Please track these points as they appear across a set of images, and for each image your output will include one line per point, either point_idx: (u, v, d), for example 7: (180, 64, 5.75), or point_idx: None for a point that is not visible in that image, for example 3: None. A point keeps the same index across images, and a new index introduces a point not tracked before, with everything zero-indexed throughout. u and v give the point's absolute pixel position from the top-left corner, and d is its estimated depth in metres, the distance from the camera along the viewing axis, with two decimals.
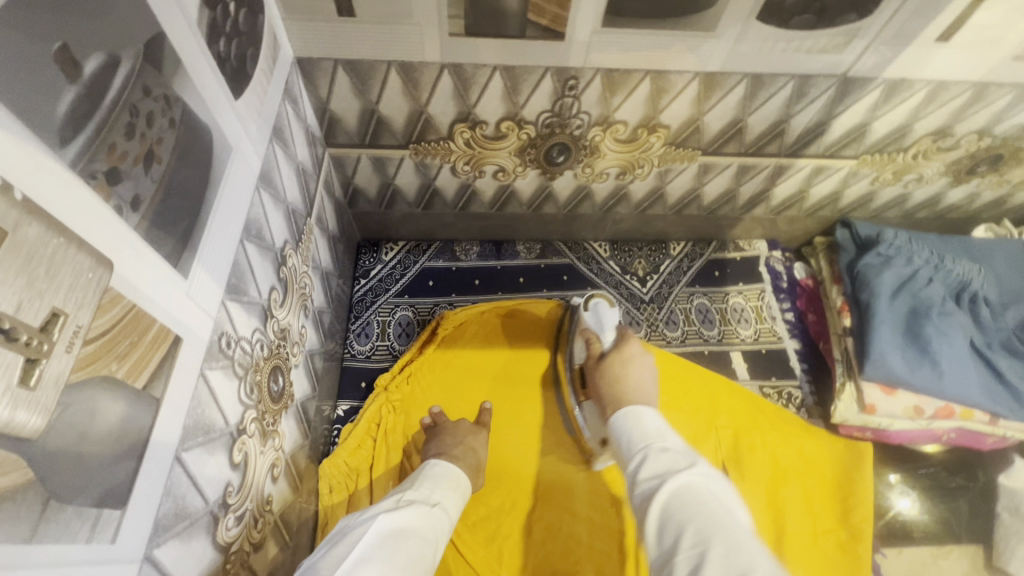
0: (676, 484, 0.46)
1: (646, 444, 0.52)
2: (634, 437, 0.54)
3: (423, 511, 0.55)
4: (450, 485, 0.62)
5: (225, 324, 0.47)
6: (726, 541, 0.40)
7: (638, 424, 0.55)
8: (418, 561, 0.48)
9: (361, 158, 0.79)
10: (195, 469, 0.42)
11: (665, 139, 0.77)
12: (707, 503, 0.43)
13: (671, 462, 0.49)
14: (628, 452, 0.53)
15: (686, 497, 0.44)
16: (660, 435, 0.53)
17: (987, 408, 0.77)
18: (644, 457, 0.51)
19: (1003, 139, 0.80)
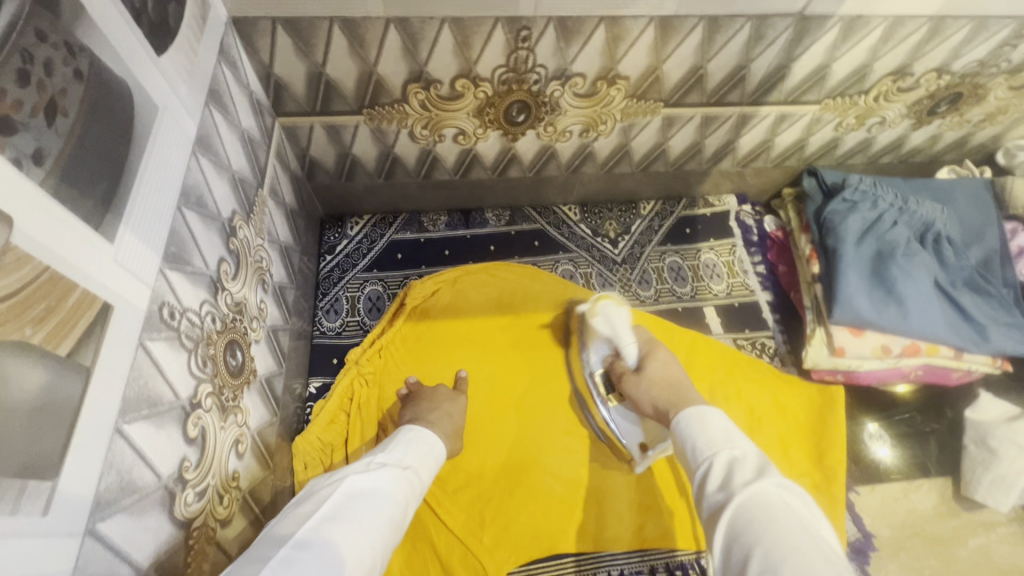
0: (745, 494, 0.46)
1: (712, 451, 0.53)
2: (699, 442, 0.55)
3: (396, 476, 0.54)
4: (422, 450, 0.61)
5: (166, 294, 0.44)
6: (795, 564, 0.39)
7: (703, 427, 0.56)
8: (381, 522, 0.48)
9: (313, 128, 0.76)
10: (142, 442, 0.40)
11: (626, 91, 0.76)
12: (779, 516, 0.43)
13: (737, 471, 0.49)
14: (694, 457, 0.55)
15: (754, 511, 0.44)
16: (726, 440, 0.54)
17: (952, 343, 0.79)
18: (709, 465, 0.52)
19: (961, 76, 0.80)
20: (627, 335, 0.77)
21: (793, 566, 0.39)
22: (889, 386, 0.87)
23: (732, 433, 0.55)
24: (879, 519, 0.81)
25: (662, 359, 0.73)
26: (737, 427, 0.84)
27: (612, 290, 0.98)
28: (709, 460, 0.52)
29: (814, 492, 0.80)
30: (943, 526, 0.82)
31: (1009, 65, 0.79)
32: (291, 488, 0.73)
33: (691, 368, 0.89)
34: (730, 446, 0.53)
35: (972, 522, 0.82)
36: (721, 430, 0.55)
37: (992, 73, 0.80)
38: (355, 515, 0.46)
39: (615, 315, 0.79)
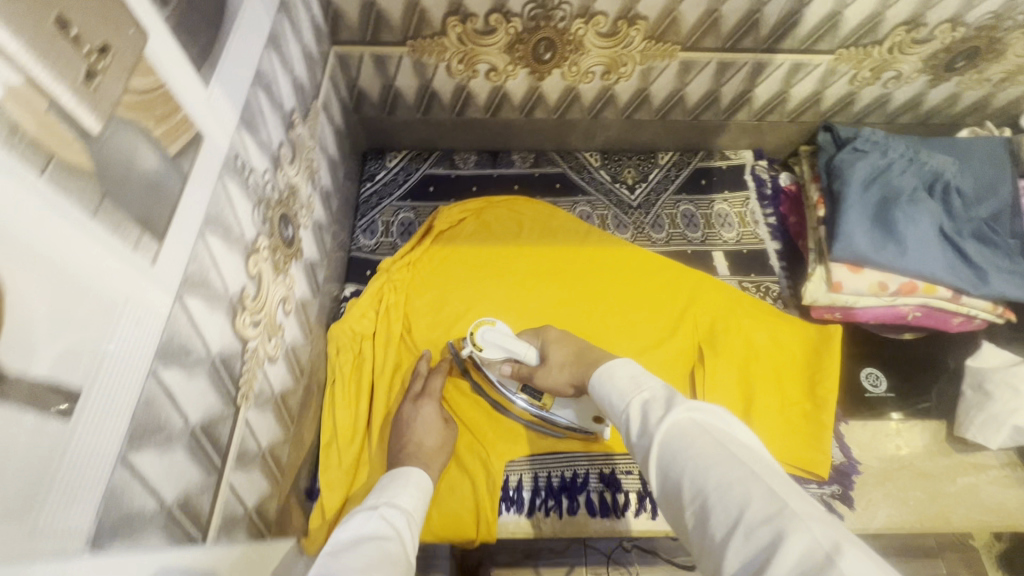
0: (661, 435, 0.48)
1: (625, 403, 0.55)
2: (614, 398, 0.57)
3: (374, 517, 0.55)
4: (395, 490, 0.62)
5: (240, 149, 0.55)
6: (717, 487, 0.42)
7: (613, 384, 0.58)
8: (376, 558, 0.48)
9: (363, 57, 0.87)
10: (216, 254, 0.51)
11: (645, 32, 0.83)
12: (697, 437, 0.47)
13: (651, 411, 0.51)
14: (614, 413, 0.56)
15: (672, 448, 0.47)
16: (632, 387, 0.56)
17: (949, 283, 0.82)
18: (628, 415, 0.54)
19: (976, 29, 0.83)
20: (518, 342, 0.79)
21: (718, 479, 0.43)
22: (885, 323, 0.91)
23: (639, 376, 0.57)
24: (867, 452, 0.85)
25: (556, 336, 0.78)
26: (732, 356, 0.90)
27: (626, 231, 1.04)
28: (626, 410, 0.54)
29: (802, 419, 0.85)
30: (933, 463, 0.85)
31: None
32: (325, 365, 0.84)
33: (693, 303, 0.95)
34: (640, 391, 0.55)
35: (962, 462, 0.85)
36: (628, 378, 0.57)
37: (1008, 26, 0.82)
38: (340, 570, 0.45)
39: (495, 335, 0.80)
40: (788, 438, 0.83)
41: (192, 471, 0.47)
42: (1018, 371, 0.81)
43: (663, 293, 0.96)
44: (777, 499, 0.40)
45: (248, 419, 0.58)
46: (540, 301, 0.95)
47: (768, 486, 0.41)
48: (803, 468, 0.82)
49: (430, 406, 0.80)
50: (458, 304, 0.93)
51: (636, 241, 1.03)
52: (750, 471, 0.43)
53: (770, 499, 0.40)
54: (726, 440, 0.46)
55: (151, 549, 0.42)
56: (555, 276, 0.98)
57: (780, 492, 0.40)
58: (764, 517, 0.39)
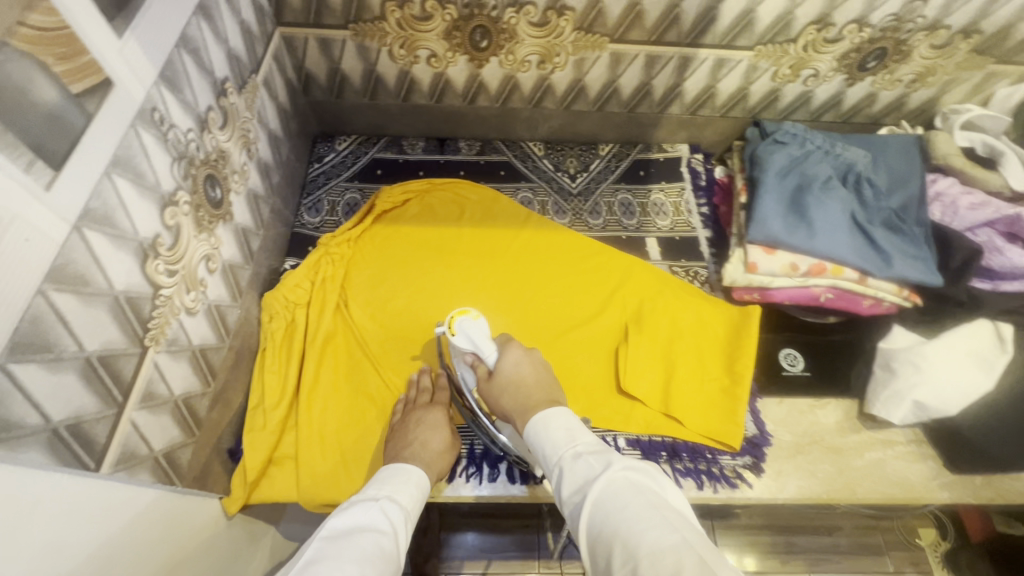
0: (595, 495, 0.54)
1: (558, 456, 0.60)
2: (547, 448, 0.62)
3: (374, 510, 0.60)
4: (402, 480, 0.67)
5: (158, 103, 0.58)
6: (646, 550, 0.46)
7: (547, 434, 0.63)
8: (370, 551, 0.54)
9: (309, 39, 0.91)
10: (125, 196, 0.53)
11: (574, 23, 0.88)
12: (629, 502, 0.51)
13: (586, 469, 0.57)
14: (547, 463, 0.61)
15: (605, 508, 0.52)
16: (567, 441, 0.61)
17: (855, 265, 0.86)
18: (561, 471, 0.59)
19: (881, 30, 0.89)
20: (485, 342, 0.76)
21: (649, 547, 0.47)
22: (801, 308, 0.95)
23: (574, 430, 0.62)
24: (781, 427, 0.89)
25: (517, 356, 0.74)
26: (657, 335, 0.93)
27: (565, 217, 1.08)
28: (559, 463, 0.60)
29: (720, 394, 0.88)
30: (843, 439, 0.88)
31: (925, 21, 0.87)
32: (258, 333, 0.86)
33: (623, 284, 0.99)
34: (573, 445, 0.60)
35: (871, 438, 0.88)
36: (562, 430, 0.62)
37: (910, 28, 0.89)
38: (334, 558, 0.52)
39: (472, 328, 0.76)
40: (704, 411, 0.87)
41: (84, 397, 0.49)
42: (924, 349, 0.84)
43: (596, 275, 1.00)
44: (704, 565, 0.43)
45: (157, 363, 0.60)
46: (480, 279, 0.99)
47: (694, 551, 0.45)
48: (716, 440, 0.85)
49: (438, 413, 0.79)
50: (398, 283, 0.96)
51: (574, 226, 1.07)
52: (679, 537, 0.47)
53: (698, 563, 0.44)
54: (659, 505, 0.51)
55: (32, 463, 0.43)
56: (494, 256, 1.01)
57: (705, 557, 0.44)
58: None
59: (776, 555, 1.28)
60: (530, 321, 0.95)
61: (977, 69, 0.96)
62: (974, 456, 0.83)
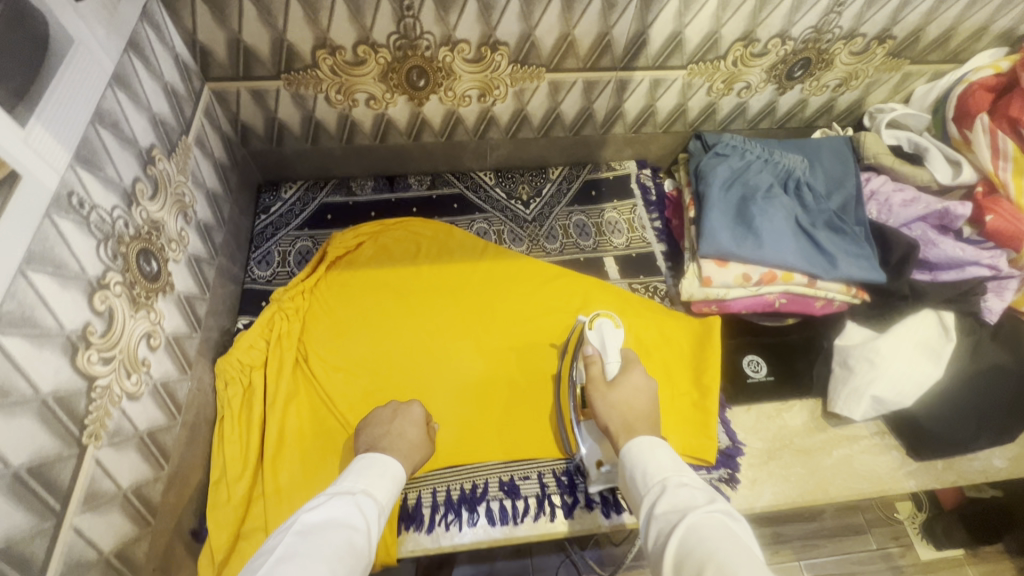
0: (693, 518, 0.54)
1: (662, 476, 0.61)
2: (649, 466, 0.63)
3: (350, 505, 0.59)
4: (376, 471, 0.67)
5: (76, 186, 0.55)
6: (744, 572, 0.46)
7: (653, 455, 0.64)
8: (342, 546, 0.53)
9: (240, 92, 0.88)
10: (46, 291, 0.50)
11: (509, 57, 0.88)
12: (725, 535, 0.51)
13: (690, 496, 0.57)
14: (643, 482, 0.62)
15: (702, 531, 0.52)
16: (673, 469, 0.62)
17: (804, 270, 0.89)
18: (662, 491, 0.59)
19: (803, 42, 0.92)
20: (613, 352, 0.83)
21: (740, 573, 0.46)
22: (762, 316, 0.97)
23: (679, 463, 0.64)
24: (751, 435, 0.90)
25: (636, 382, 0.76)
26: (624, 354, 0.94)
27: (522, 244, 1.08)
28: (660, 484, 0.60)
29: (691, 408, 0.89)
30: (811, 439, 0.90)
31: (843, 31, 0.91)
32: (213, 402, 0.83)
33: (584, 305, 0.99)
34: (678, 475, 0.61)
35: (837, 435, 0.91)
36: (669, 459, 0.64)
37: (830, 38, 0.92)
38: (307, 553, 0.51)
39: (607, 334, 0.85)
40: (679, 428, 0.87)
41: (15, 515, 0.46)
42: (874, 344, 0.87)
43: (556, 299, 1.00)
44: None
45: (99, 460, 0.56)
46: (441, 315, 0.98)
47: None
48: (693, 456, 0.85)
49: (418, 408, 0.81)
50: (359, 329, 0.94)
51: (532, 253, 1.07)
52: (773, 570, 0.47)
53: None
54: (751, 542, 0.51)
55: None
56: (454, 291, 1.01)
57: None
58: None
59: (766, 547, 1.30)
60: (492, 355, 0.94)
61: (896, 70, 1.01)
62: (933, 439, 0.86)
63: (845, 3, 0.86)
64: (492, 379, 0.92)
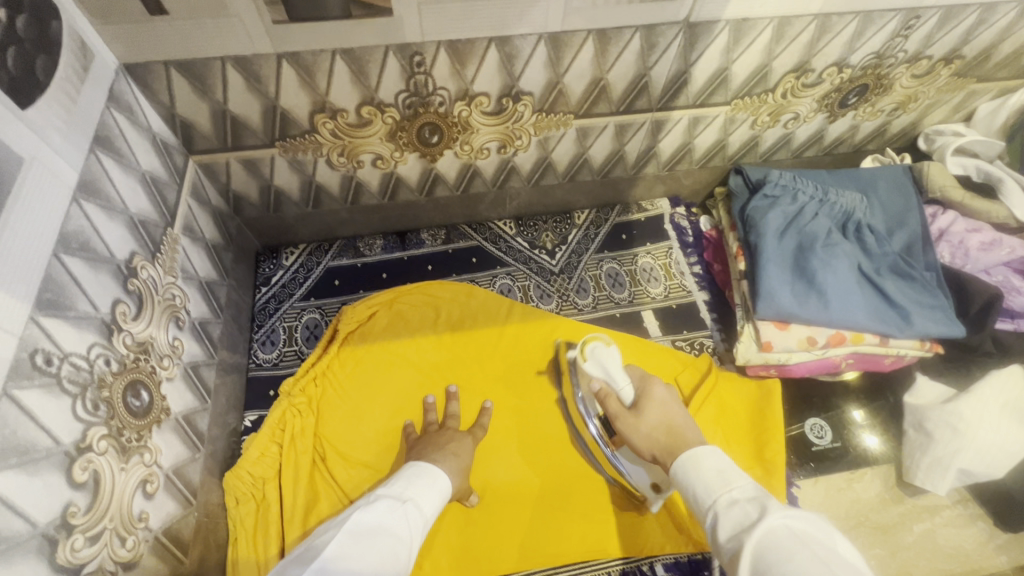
0: (755, 541, 0.46)
1: (712, 498, 0.54)
2: (698, 490, 0.56)
3: (399, 512, 0.56)
4: (427, 482, 0.63)
5: (40, 341, 0.45)
6: None
7: (698, 473, 0.57)
8: (388, 558, 0.49)
9: (230, 163, 0.78)
10: (9, 491, 0.40)
11: (533, 106, 0.77)
12: (793, 551, 0.43)
13: (743, 515, 0.50)
14: (700, 508, 0.55)
15: (769, 553, 0.44)
16: (721, 482, 0.55)
17: (875, 330, 0.79)
18: (715, 514, 0.52)
19: (862, 69, 0.82)
20: (620, 375, 0.73)
21: None
22: (832, 375, 0.87)
23: (726, 472, 0.56)
24: (823, 513, 0.83)
25: (660, 397, 0.70)
26: None
27: (550, 301, 0.98)
28: (712, 505, 0.53)
29: None
30: (887, 513, 0.83)
31: (907, 54, 0.80)
32: (224, 524, 0.74)
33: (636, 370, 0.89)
34: (727, 490, 0.54)
35: (916, 507, 0.84)
36: (714, 471, 0.56)
37: (892, 63, 0.81)
38: (359, 557, 0.47)
39: (605, 355, 0.75)
40: None
41: None
42: (952, 409, 0.78)
43: None
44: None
45: None
46: (468, 402, 0.87)
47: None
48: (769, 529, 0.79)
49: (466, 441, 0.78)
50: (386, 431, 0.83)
51: (562, 310, 0.97)
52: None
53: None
54: (827, 555, 0.43)
55: None
56: (481, 370, 0.90)
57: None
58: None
59: None
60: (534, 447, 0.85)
61: (960, 89, 0.90)
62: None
63: (914, 26, 0.76)
64: (540, 469, 0.83)
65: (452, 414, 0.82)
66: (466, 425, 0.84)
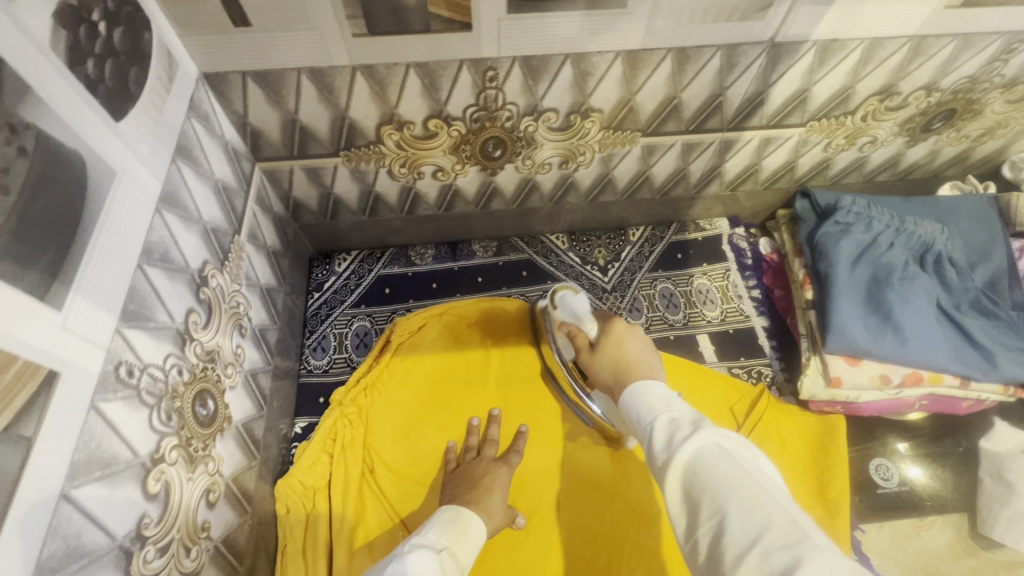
0: (689, 452, 0.43)
1: (652, 416, 0.48)
2: (639, 411, 0.50)
3: (433, 562, 0.53)
4: (460, 528, 0.62)
5: (123, 353, 0.45)
6: (751, 509, 0.39)
7: (645, 395, 0.51)
8: None
9: (294, 170, 0.78)
10: (93, 504, 0.41)
11: (601, 123, 0.75)
12: (727, 463, 0.42)
13: (677, 430, 0.45)
14: (637, 425, 0.50)
15: (701, 465, 0.42)
16: (661, 399, 0.49)
17: (956, 372, 0.75)
18: (651, 428, 0.47)
19: (952, 92, 0.77)
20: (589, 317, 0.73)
21: (752, 518, 0.38)
22: (902, 415, 0.83)
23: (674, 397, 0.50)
24: (888, 560, 0.79)
25: (623, 333, 0.66)
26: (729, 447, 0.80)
27: None
28: (649, 421, 0.48)
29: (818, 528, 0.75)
30: (958, 566, 0.79)
31: (1003, 79, 0.75)
32: (276, 532, 0.75)
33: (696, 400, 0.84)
34: (668, 411, 0.48)
35: (990, 561, 0.79)
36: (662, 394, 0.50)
37: (986, 88, 0.76)
38: None
39: (574, 301, 0.78)
40: None
41: None
42: None
43: None
44: (799, 533, 0.37)
45: None
46: (506, 426, 0.84)
47: (791, 516, 0.38)
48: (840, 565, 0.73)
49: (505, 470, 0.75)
50: (427, 443, 0.81)
51: None
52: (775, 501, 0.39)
53: (792, 530, 0.37)
54: (750, 466, 0.42)
55: None
56: (512, 384, 0.87)
57: (804, 525, 0.37)
58: (784, 542, 0.36)
59: None
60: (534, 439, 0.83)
61: None
62: None
63: (1016, 50, 0.71)
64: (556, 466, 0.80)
65: (491, 438, 0.79)
66: (503, 444, 0.82)
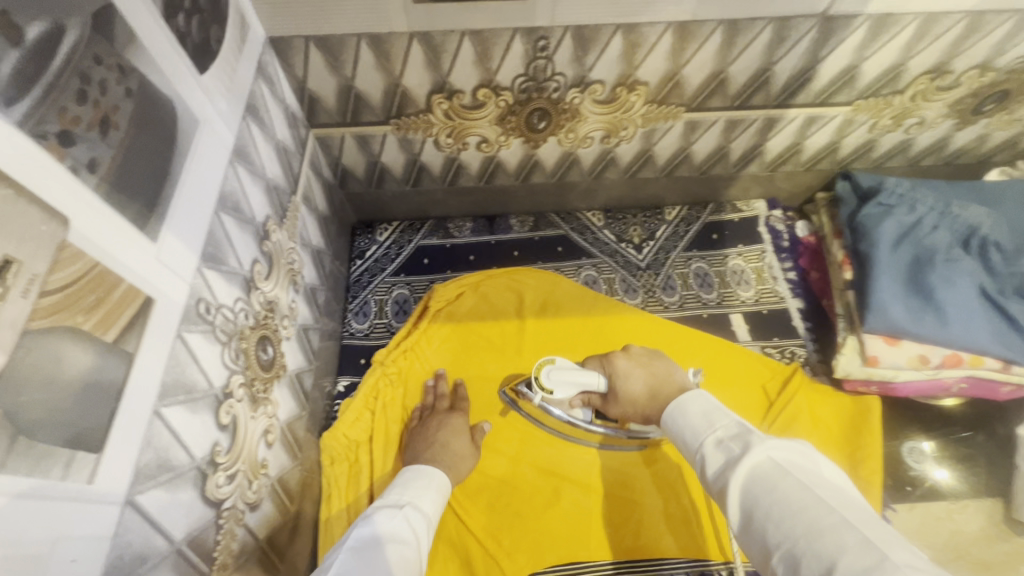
0: (746, 474, 0.44)
1: (700, 441, 0.50)
2: (685, 436, 0.53)
3: (397, 517, 0.54)
4: (422, 485, 0.61)
5: (203, 291, 0.49)
6: (816, 530, 0.38)
7: (685, 418, 0.54)
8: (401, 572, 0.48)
9: (344, 138, 0.81)
10: (178, 424, 0.44)
11: (646, 96, 0.76)
12: (784, 479, 0.42)
13: (728, 453, 0.47)
14: (688, 452, 0.52)
15: (758, 485, 0.43)
16: (705, 422, 0.52)
17: (999, 355, 0.74)
18: (702, 456, 0.49)
19: (1007, 72, 0.76)
20: (585, 373, 0.70)
21: (819, 538, 0.38)
22: (936, 399, 0.84)
23: (711, 413, 0.52)
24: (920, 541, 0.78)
25: (625, 368, 0.68)
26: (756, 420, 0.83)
27: (636, 295, 0.97)
28: (699, 447, 0.50)
29: None
30: (991, 550, 0.78)
31: None
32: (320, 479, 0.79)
33: (727, 376, 0.86)
34: (712, 431, 0.51)
35: None
36: (700, 414, 0.53)
37: None
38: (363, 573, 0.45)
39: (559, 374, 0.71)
40: None
41: None
42: None
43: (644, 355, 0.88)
44: (874, 551, 0.36)
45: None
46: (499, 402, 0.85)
47: (864, 535, 0.37)
48: None
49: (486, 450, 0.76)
50: None
51: (647, 306, 0.96)
52: (843, 519, 0.38)
53: (867, 550, 0.36)
54: (812, 481, 0.42)
55: None
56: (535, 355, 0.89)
57: (882, 544, 0.36)
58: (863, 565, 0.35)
59: None
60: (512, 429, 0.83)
61: None
62: None
63: None
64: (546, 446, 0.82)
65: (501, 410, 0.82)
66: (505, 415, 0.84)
